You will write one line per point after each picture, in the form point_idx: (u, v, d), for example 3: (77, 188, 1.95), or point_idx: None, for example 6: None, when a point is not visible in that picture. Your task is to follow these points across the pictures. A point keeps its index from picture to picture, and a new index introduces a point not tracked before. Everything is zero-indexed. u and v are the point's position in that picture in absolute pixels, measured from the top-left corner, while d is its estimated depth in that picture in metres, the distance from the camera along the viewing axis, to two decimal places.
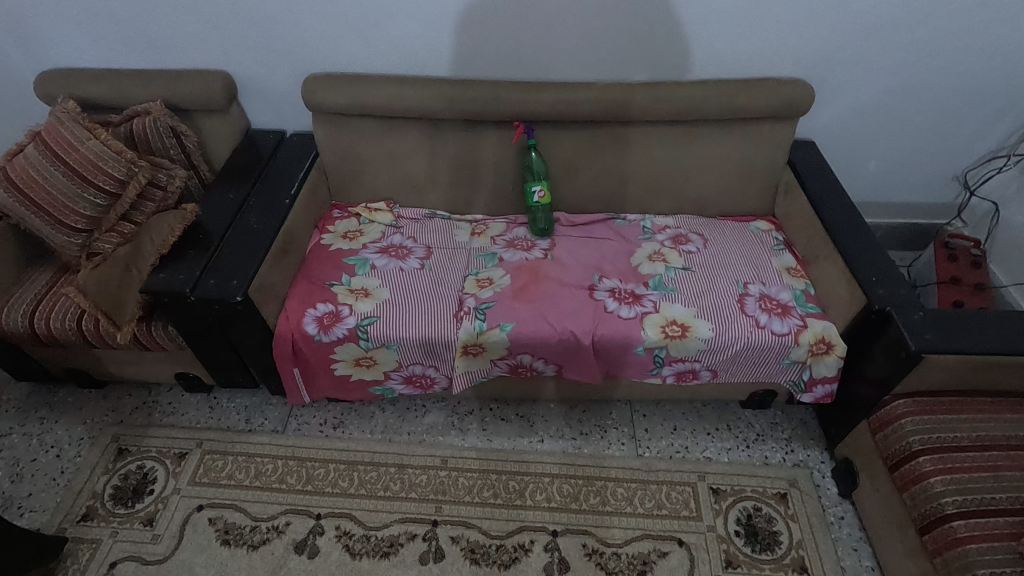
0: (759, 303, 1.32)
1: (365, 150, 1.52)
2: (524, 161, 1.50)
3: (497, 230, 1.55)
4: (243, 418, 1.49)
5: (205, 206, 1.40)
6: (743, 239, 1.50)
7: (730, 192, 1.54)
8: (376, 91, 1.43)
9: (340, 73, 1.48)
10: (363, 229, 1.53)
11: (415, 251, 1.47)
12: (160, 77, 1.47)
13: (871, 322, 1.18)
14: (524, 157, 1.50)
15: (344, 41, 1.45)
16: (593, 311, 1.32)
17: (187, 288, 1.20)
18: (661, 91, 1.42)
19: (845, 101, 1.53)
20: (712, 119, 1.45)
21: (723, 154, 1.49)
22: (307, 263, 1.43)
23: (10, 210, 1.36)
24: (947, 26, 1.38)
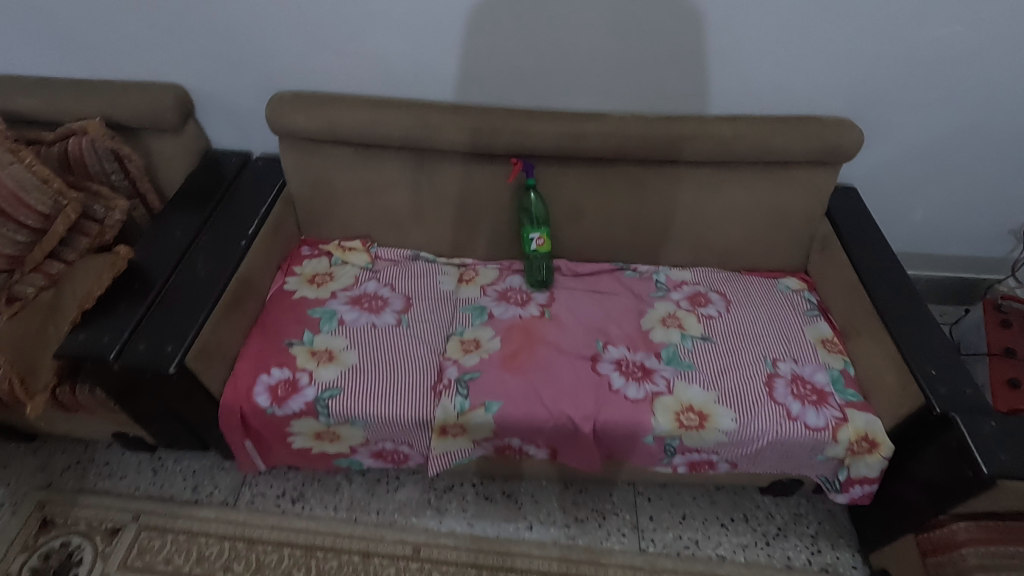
0: (790, 387, 1.12)
1: (339, 181, 1.31)
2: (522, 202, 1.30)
3: (488, 278, 1.34)
4: (189, 486, 1.30)
5: (146, 244, 1.19)
6: (771, 300, 1.29)
7: (758, 244, 1.34)
8: (352, 116, 1.23)
9: (311, 91, 1.27)
10: (333, 271, 1.33)
11: (391, 303, 1.27)
12: (102, 89, 1.26)
13: (929, 424, 0.98)
14: (522, 196, 1.29)
15: (316, 55, 1.24)
16: (596, 389, 1.12)
17: (110, 354, 0.99)
18: (685, 128, 1.21)
19: (895, 144, 1.33)
20: (742, 161, 1.25)
21: (753, 201, 1.29)
22: (264, 314, 1.23)
23: None
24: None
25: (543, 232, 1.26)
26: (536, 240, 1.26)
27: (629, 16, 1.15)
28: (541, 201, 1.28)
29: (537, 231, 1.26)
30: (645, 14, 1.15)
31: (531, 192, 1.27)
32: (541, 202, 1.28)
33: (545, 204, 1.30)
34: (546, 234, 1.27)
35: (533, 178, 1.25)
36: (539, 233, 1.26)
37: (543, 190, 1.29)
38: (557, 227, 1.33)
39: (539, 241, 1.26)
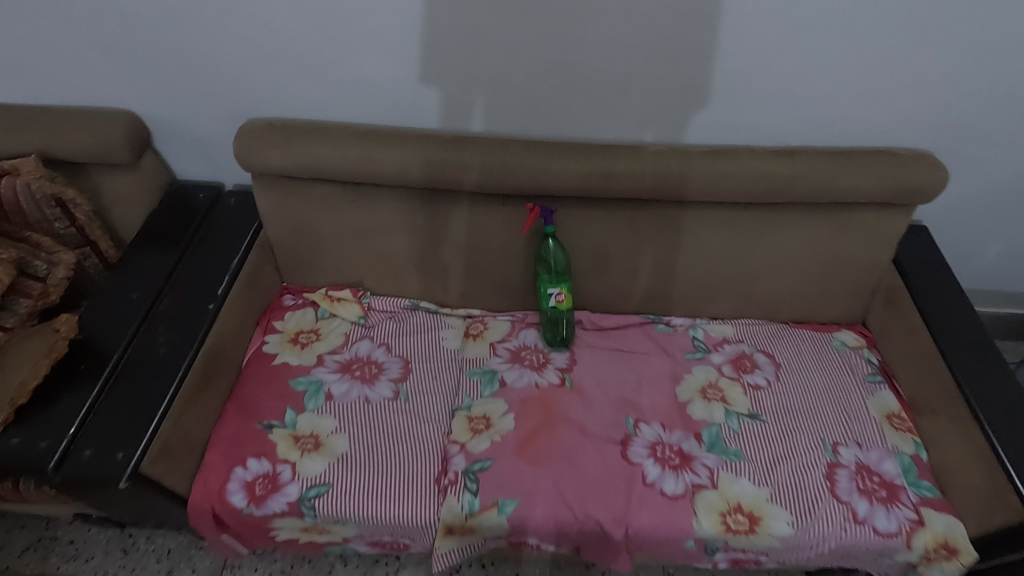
0: (855, 481, 0.96)
1: (324, 223, 1.13)
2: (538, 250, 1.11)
3: (497, 334, 1.17)
4: (164, 570, 1.16)
5: (96, 310, 1.01)
6: (825, 363, 1.12)
7: (810, 295, 1.15)
8: (336, 152, 1.03)
9: (287, 120, 1.07)
10: (320, 329, 1.15)
11: (387, 370, 1.10)
12: (38, 118, 1.06)
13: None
14: (538, 244, 1.10)
15: (290, 78, 1.03)
16: (627, 484, 0.96)
17: (48, 466, 0.82)
18: (734, 167, 1.01)
19: (979, 178, 1.12)
20: (799, 203, 1.05)
21: (809, 248, 1.10)
22: (240, 387, 1.06)
23: None
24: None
25: (564, 288, 1.08)
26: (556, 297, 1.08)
27: (672, 35, 0.94)
28: (561, 250, 1.10)
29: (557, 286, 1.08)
30: (691, 32, 0.93)
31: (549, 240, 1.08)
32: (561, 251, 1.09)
33: (565, 253, 1.11)
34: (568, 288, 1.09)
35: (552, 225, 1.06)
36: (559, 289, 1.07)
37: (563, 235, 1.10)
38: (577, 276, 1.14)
39: (559, 298, 1.08)
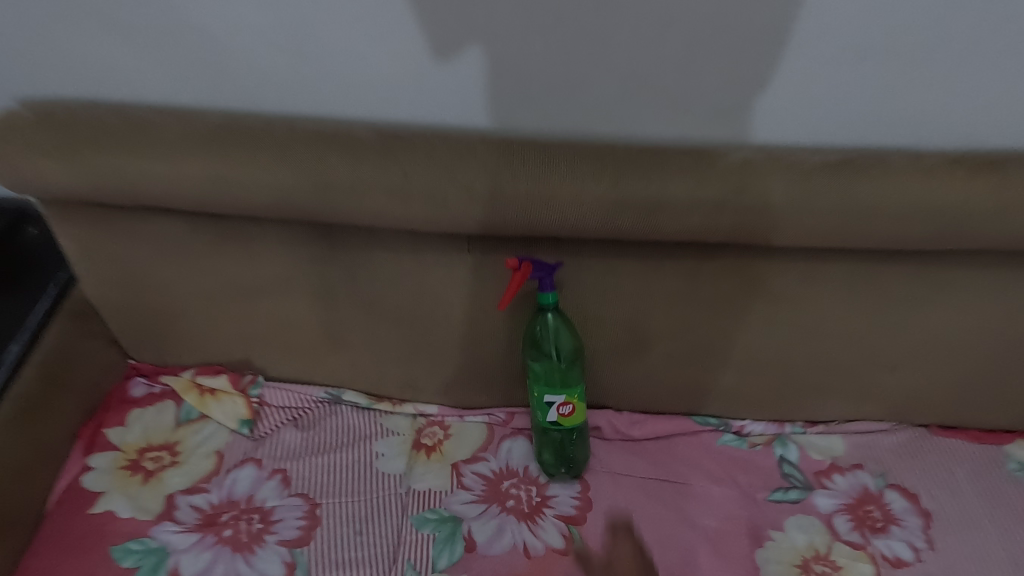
0: None
1: (177, 276, 0.69)
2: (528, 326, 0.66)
3: (465, 448, 0.74)
4: None
5: None
6: (1008, 510, 0.67)
7: (978, 392, 0.70)
8: (163, 166, 0.57)
9: (87, 106, 0.61)
10: (180, 441, 0.72)
11: (279, 521, 0.66)
12: None
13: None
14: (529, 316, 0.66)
15: (85, 34, 0.58)
16: None
17: None
18: (886, 192, 0.55)
19: None
20: (997, 252, 0.59)
21: (993, 322, 0.64)
22: (29, 556, 0.64)
23: None
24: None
25: (574, 394, 0.63)
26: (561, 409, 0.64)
27: None
28: (568, 328, 0.65)
29: (561, 392, 0.63)
30: None
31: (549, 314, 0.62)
32: (567, 330, 0.64)
33: (574, 331, 0.66)
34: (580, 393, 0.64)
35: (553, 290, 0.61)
36: (566, 397, 0.63)
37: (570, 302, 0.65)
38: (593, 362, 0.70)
39: (565, 410, 0.64)
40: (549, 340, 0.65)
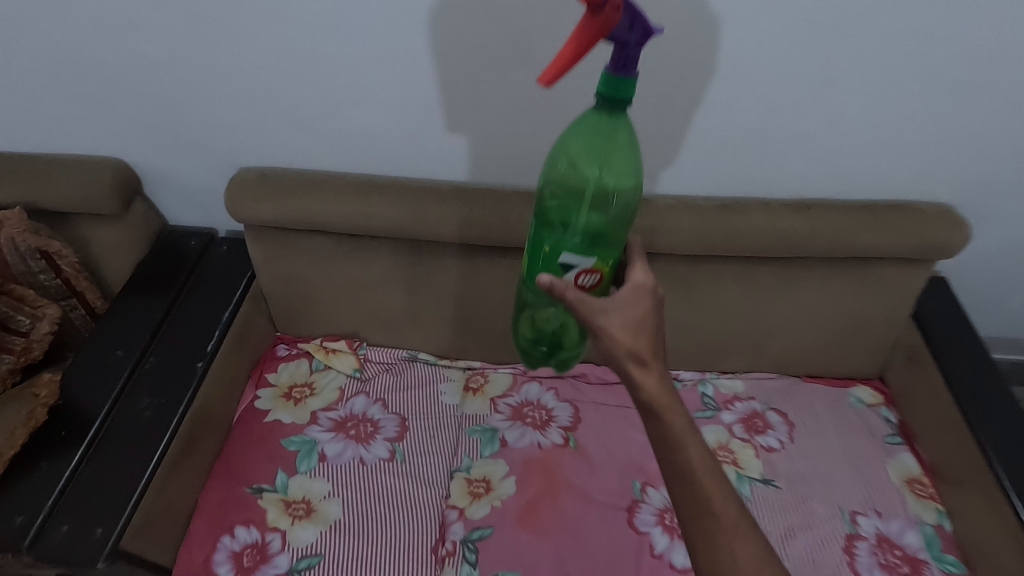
0: (876, 555, 0.90)
1: (319, 275, 1.08)
2: (571, 152, 0.66)
3: (498, 388, 1.12)
4: None
5: (79, 366, 0.96)
6: (842, 422, 1.07)
7: (827, 351, 1.10)
8: (330, 207, 0.99)
9: (280, 171, 1.03)
10: (314, 380, 1.12)
11: (383, 427, 1.05)
12: (19, 168, 1.02)
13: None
14: (573, 138, 0.66)
15: (285, 131, 0.99)
16: (634, 557, 0.91)
17: (23, 543, 0.78)
18: (745, 222, 0.96)
19: (1000, 234, 1.07)
20: (817, 259, 1.00)
21: (826, 304, 1.05)
22: (228, 445, 1.02)
23: None
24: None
25: (603, 263, 0.68)
26: (583, 278, 0.68)
27: (682, 88, 0.88)
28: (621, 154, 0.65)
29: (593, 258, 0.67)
30: (703, 84, 0.88)
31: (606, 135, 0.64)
32: (622, 157, 0.65)
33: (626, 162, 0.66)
34: (609, 267, 0.69)
35: (636, 73, 0.56)
36: (594, 264, 0.67)
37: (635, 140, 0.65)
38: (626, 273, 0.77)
39: (588, 277, 0.68)
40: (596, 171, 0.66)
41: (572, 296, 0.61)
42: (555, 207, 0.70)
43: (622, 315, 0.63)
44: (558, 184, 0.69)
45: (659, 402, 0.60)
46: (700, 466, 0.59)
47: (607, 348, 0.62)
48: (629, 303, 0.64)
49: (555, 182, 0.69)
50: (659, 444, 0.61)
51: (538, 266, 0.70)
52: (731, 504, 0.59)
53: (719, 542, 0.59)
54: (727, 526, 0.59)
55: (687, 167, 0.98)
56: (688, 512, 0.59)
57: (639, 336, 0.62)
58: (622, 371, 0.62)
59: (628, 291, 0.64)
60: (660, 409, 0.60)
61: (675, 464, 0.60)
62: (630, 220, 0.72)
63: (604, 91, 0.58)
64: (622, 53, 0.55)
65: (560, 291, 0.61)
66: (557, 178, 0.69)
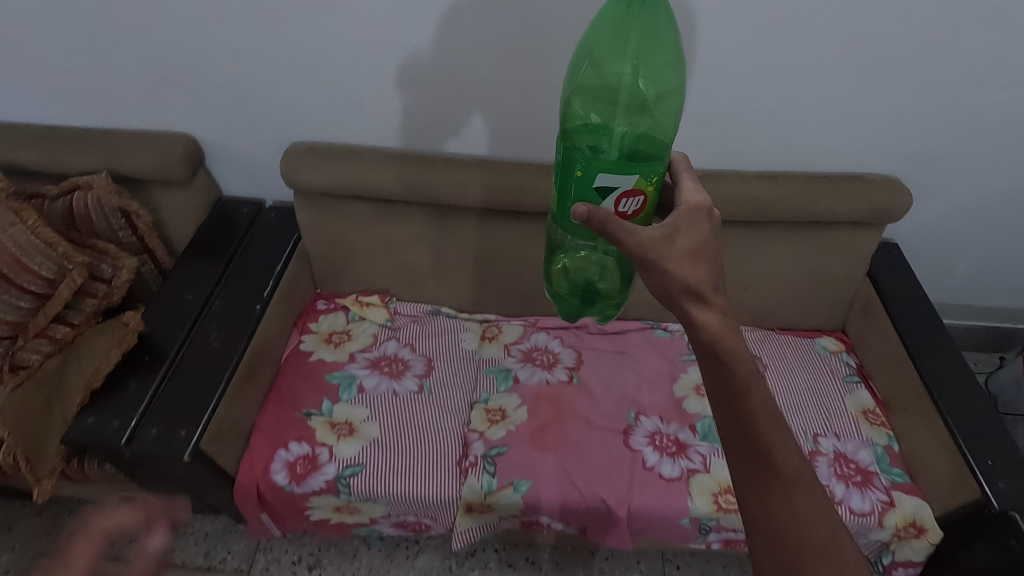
0: (833, 466, 1.08)
1: (357, 236, 1.25)
2: (603, 54, 0.75)
3: (511, 337, 1.29)
4: (202, 551, 1.26)
5: (156, 308, 1.12)
6: (808, 365, 1.24)
7: (796, 305, 1.27)
8: (369, 174, 1.15)
9: (326, 144, 1.20)
10: (350, 329, 1.28)
11: (412, 366, 1.22)
12: (105, 141, 1.19)
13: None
14: (605, 43, 0.75)
15: (333, 109, 1.16)
16: (628, 469, 1.07)
17: (121, 441, 0.93)
18: (723, 188, 1.14)
19: (942, 204, 1.25)
20: (785, 221, 1.17)
21: (793, 262, 1.22)
22: (279, 379, 1.18)
23: None
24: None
25: (645, 181, 0.68)
26: (624, 203, 0.69)
27: None
28: (650, 51, 0.73)
29: (632, 178, 0.68)
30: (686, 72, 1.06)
31: (634, 35, 0.72)
32: (651, 53, 0.74)
33: (655, 57, 0.74)
34: (652, 189, 0.70)
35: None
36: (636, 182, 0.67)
37: (661, 37, 0.73)
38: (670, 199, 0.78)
39: (631, 197, 0.69)
40: (629, 72, 0.75)
41: (614, 227, 0.60)
42: (591, 113, 0.79)
43: (671, 245, 0.64)
44: (592, 90, 0.78)
45: (724, 343, 0.61)
46: (761, 412, 0.60)
47: (665, 282, 0.64)
48: (685, 236, 0.65)
49: (588, 89, 0.78)
50: (721, 389, 0.61)
51: (572, 192, 0.70)
52: (792, 459, 0.58)
53: (777, 494, 0.57)
54: (788, 479, 0.58)
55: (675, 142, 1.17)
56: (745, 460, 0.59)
57: (695, 270, 0.64)
58: (680, 309, 0.64)
59: (681, 216, 0.66)
60: (724, 350, 0.61)
61: (736, 409, 0.60)
62: (666, 119, 0.79)
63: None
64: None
65: (600, 221, 0.60)
66: (591, 83, 0.78)
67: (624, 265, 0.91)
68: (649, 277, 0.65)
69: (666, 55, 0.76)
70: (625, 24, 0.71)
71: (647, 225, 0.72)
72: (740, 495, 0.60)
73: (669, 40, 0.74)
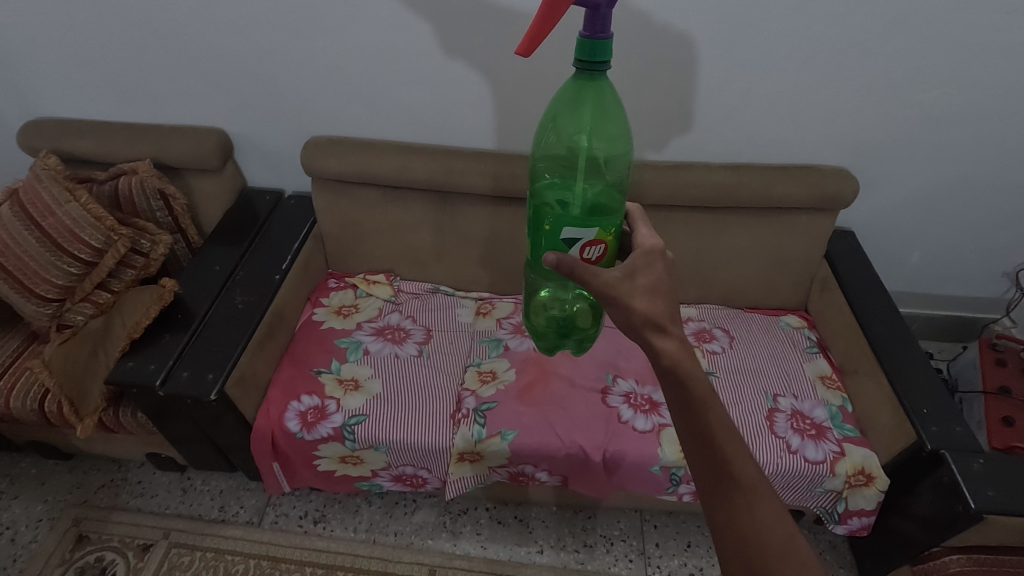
0: (790, 421, 1.19)
1: (367, 220, 1.40)
2: (560, 128, 0.86)
3: (504, 312, 1.43)
4: (217, 505, 1.37)
5: (188, 278, 1.27)
6: (772, 338, 1.37)
7: (760, 284, 1.41)
8: (378, 161, 1.31)
9: (342, 137, 1.36)
10: (359, 303, 1.42)
11: (413, 335, 1.36)
12: (150, 134, 1.37)
13: (956, 515, 0.97)
14: (562, 118, 0.85)
15: (349, 105, 1.33)
16: (606, 421, 1.19)
17: (156, 381, 1.07)
18: (690, 175, 1.28)
19: (890, 194, 1.40)
20: (747, 206, 1.32)
21: (756, 245, 1.36)
22: (294, 343, 1.32)
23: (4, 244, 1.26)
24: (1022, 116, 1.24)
25: (607, 234, 0.79)
26: (588, 250, 0.80)
27: (639, 74, 1.22)
28: (602, 121, 0.84)
29: (593, 231, 0.79)
30: (656, 71, 1.21)
31: (586, 110, 0.83)
32: (603, 123, 0.84)
33: (607, 127, 0.85)
34: (612, 238, 0.80)
35: (607, 42, 0.69)
36: (598, 235, 0.79)
37: (610, 111, 0.84)
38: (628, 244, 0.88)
39: (595, 248, 0.80)
40: (584, 141, 0.86)
41: (580, 270, 0.73)
42: (555, 175, 0.91)
43: (631, 283, 0.73)
44: (554, 155, 0.90)
45: (682, 367, 0.68)
46: (719, 428, 0.66)
47: (625, 315, 0.72)
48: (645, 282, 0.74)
49: (551, 155, 0.90)
50: (683, 407, 0.68)
51: (545, 243, 0.82)
52: (748, 467, 0.65)
53: (735, 501, 0.64)
54: (745, 487, 0.64)
55: (649, 137, 1.32)
56: (707, 470, 0.65)
57: (652, 305, 0.72)
58: (642, 338, 0.71)
59: (640, 258, 0.76)
60: (683, 372, 0.68)
61: (696, 425, 0.67)
62: (620, 177, 0.90)
63: (579, 64, 0.70)
64: (593, 17, 0.67)
65: (568, 266, 0.74)
66: (556, 149, 0.89)
67: (597, 307, 1.01)
68: (614, 312, 0.73)
69: (618, 125, 0.86)
70: (577, 103, 0.83)
71: (610, 268, 0.83)
72: (705, 504, 0.66)
73: (618, 113, 0.85)
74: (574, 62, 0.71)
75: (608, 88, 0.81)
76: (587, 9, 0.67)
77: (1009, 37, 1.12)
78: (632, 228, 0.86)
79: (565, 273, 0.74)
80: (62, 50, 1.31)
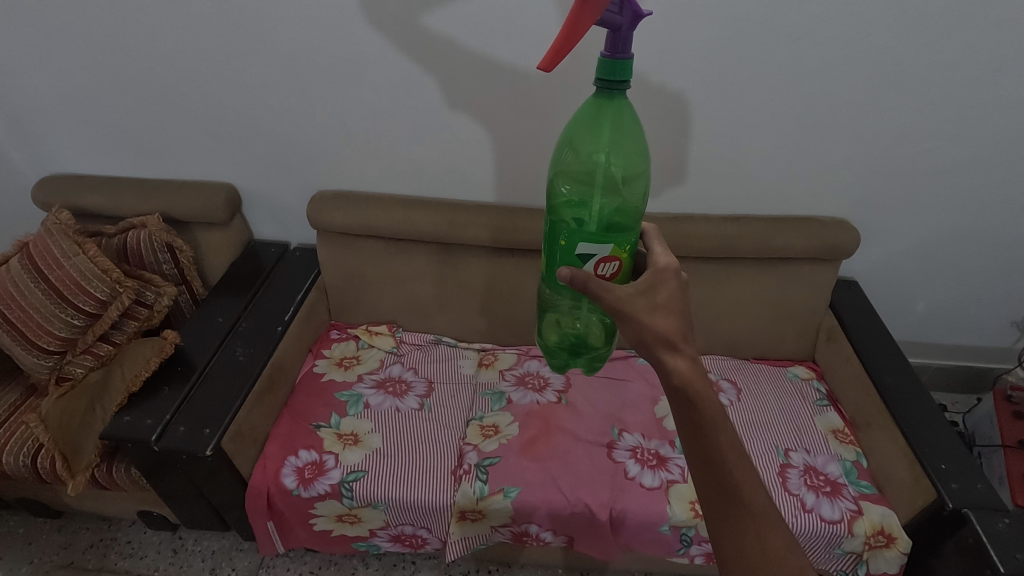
0: (804, 477, 1.15)
1: (370, 271, 1.41)
2: (578, 148, 0.84)
3: (506, 363, 1.41)
4: (208, 567, 1.32)
5: (189, 330, 1.27)
6: (780, 390, 1.34)
7: (765, 335, 1.40)
8: (383, 215, 1.33)
9: (348, 192, 1.39)
10: (360, 354, 1.41)
11: (414, 387, 1.34)
12: (161, 189, 1.41)
13: None
14: (580, 136, 0.83)
15: (355, 161, 1.36)
16: (612, 477, 1.15)
17: (153, 436, 1.05)
18: (691, 227, 1.29)
19: (892, 245, 1.41)
20: (748, 257, 1.32)
21: (761, 294, 1.36)
22: (294, 396, 1.30)
23: (11, 296, 1.27)
24: (1019, 168, 1.25)
25: (623, 249, 0.77)
26: (601, 267, 0.78)
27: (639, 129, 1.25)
28: (623, 138, 0.82)
29: (607, 247, 0.77)
30: (657, 127, 1.24)
31: (604, 130, 0.81)
32: (622, 141, 0.82)
33: (627, 145, 0.83)
34: (625, 256, 0.79)
35: (628, 61, 0.69)
36: (612, 250, 0.77)
37: (628, 129, 0.82)
38: (644, 263, 0.87)
39: (608, 265, 0.78)
40: (603, 159, 0.84)
41: (594, 285, 0.71)
42: (572, 190, 0.88)
43: (648, 299, 0.71)
44: (572, 172, 0.87)
45: (695, 385, 0.66)
46: (727, 449, 0.64)
47: (637, 332, 0.70)
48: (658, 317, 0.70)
49: (570, 171, 0.87)
50: (690, 429, 0.65)
51: (559, 258, 0.80)
52: (758, 492, 0.62)
53: (743, 525, 0.60)
54: (754, 513, 0.61)
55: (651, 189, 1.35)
56: (714, 494, 0.62)
57: (667, 321, 0.69)
58: (653, 356, 0.69)
59: (654, 274, 0.73)
60: (695, 393, 0.65)
61: (704, 448, 0.64)
62: (638, 196, 0.87)
63: (600, 83, 0.70)
64: (614, 38, 0.67)
65: (581, 281, 0.72)
66: (573, 167, 0.86)
67: (609, 322, 0.98)
68: (626, 327, 0.71)
69: (637, 142, 0.83)
70: (596, 123, 0.81)
71: (625, 285, 0.81)
72: (714, 530, 0.63)
73: (636, 131, 0.83)
74: (595, 81, 0.71)
75: (626, 107, 0.79)
76: (608, 31, 0.67)
77: (999, 93, 1.16)
78: (648, 247, 0.83)
79: (579, 289, 0.72)
80: (81, 110, 1.36)
